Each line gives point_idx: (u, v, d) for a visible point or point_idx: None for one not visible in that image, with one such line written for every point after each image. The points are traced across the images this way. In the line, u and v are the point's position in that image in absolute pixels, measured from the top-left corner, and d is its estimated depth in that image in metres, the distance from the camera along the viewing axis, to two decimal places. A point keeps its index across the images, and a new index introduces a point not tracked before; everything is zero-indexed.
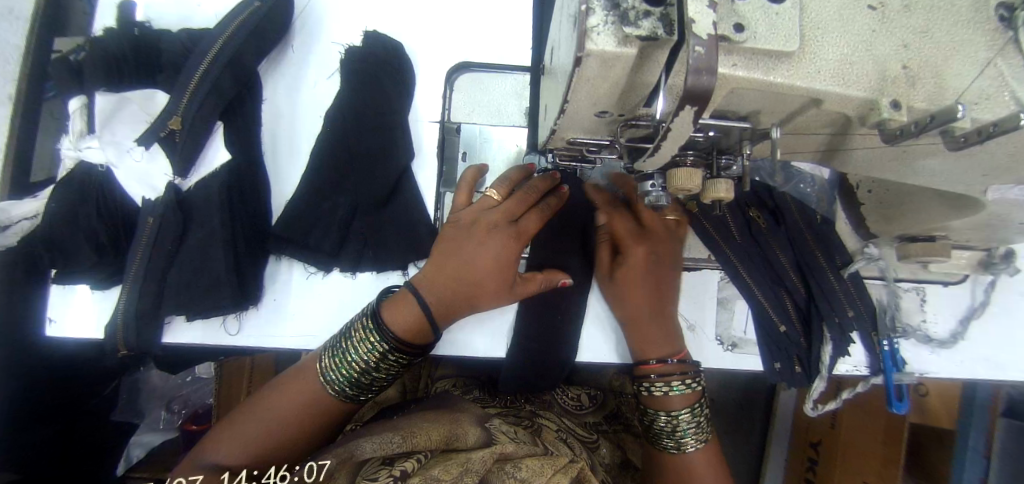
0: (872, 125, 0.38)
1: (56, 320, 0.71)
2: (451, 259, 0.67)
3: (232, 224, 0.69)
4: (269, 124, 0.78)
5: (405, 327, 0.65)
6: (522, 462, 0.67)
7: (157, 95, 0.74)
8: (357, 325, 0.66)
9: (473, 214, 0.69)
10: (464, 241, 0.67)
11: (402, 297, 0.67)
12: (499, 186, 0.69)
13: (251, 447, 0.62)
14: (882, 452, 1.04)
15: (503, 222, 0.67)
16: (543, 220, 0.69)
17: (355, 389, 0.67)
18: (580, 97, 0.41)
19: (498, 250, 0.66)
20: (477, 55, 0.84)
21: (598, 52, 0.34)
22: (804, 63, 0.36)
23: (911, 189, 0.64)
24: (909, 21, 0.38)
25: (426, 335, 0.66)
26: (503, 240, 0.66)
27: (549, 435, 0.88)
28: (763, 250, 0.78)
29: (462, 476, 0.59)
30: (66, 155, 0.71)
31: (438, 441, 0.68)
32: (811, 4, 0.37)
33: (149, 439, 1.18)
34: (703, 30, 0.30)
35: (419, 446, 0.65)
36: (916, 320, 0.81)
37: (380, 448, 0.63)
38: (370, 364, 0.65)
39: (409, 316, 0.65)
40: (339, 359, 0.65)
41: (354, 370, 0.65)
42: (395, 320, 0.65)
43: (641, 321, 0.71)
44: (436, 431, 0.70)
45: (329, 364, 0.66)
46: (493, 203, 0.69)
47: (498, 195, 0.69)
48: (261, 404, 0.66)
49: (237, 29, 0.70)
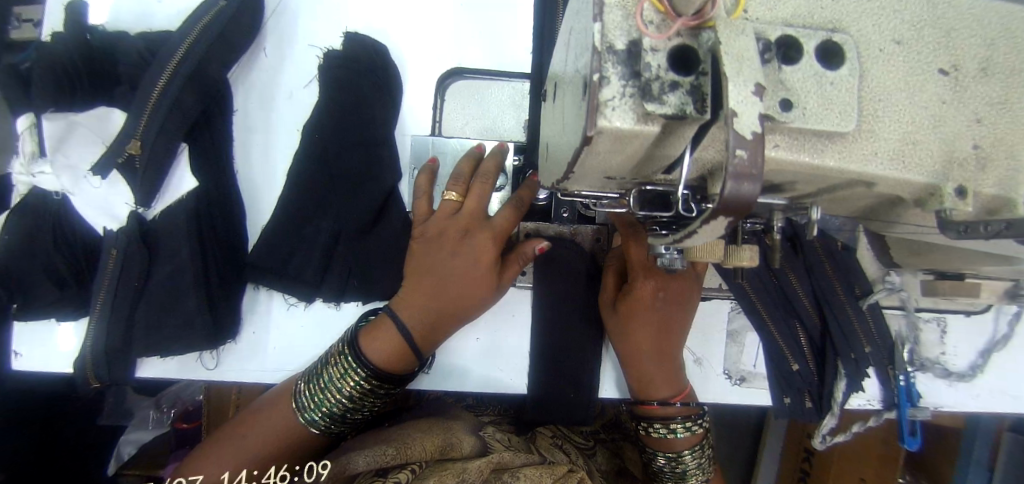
0: (930, 210, 0.33)
1: (22, 354, 0.66)
2: (427, 277, 0.63)
3: (204, 256, 0.63)
4: (242, 138, 0.71)
5: (386, 356, 0.60)
6: (521, 472, 0.62)
7: (113, 114, 0.66)
8: (334, 352, 0.61)
9: (439, 224, 0.64)
10: (438, 253, 0.63)
11: (380, 324, 0.62)
12: (456, 185, 0.66)
13: (233, 461, 0.59)
14: (883, 449, 1.02)
15: (474, 225, 0.63)
16: (518, 213, 0.63)
17: (330, 420, 0.61)
18: (589, 165, 0.35)
19: (475, 258, 0.61)
20: (472, 60, 0.75)
21: (612, 130, 0.28)
22: (860, 142, 0.30)
23: (948, 249, 0.56)
24: (985, 90, 0.31)
25: (410, 362, 0.62)
26: (479, 244, 0.62)
27: (544, 440, 0.84)
28: (780, 283, 0.73)
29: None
30: (19, 180, 0.65)
31: (432, 452, 0.64)
32: (871, 70, 0.30)
33: (139, 436, 1.04)
34: (746, 127, 0.24)
35: (414, 456, 0.62)
36: (935, 353, 0.76)
37: (375, 460, 0.60)
38: (347, 395, 0.60)
39: (388, 343, 0.61)
40: (313, 387, 0.60)
41: (331, 398, 0.60)
42: (375, 348, 0.60)
43: (639, 361, 0.67)
44: (430, 440, 0.67)
45: (303, 390, 0.61)
46: (455, 205, 0.65)
47: (458, 195, 0.66)
48: (244, 422, 0.62)
49: (201, 35, 0.63)
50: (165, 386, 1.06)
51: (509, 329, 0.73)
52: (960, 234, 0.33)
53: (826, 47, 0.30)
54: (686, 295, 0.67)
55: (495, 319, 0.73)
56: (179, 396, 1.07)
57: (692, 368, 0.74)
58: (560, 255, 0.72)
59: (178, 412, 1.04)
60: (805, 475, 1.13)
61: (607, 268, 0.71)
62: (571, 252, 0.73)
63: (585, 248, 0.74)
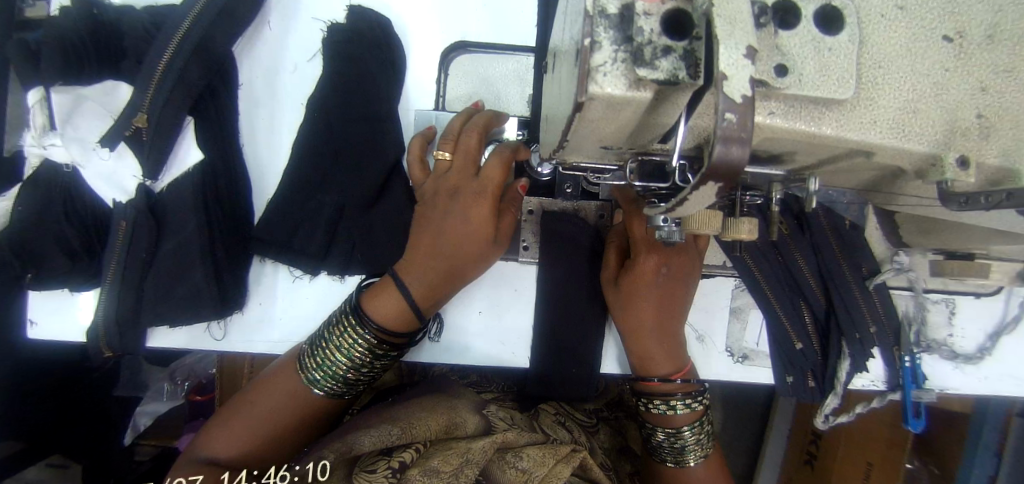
0: (932, 181, 0.32)
1: (37, 323, 0.69)
2: (423, 235, 0.63)
3: (210, 228, 0.65)
4: (247, 112, 0.71)
5: (387, 316, 0.61)
6: (524, 452, 0.64)
7: (120, 88, 0.67)
8: (337, 315, 0.63)
9: (434, 184, 0.66)
10: (432, 213, 0.64)
11: (382, 288, 0.63)
12: (445, 144, 0.65)
13: (236, 446, 0.60)
14: (891, 434, 1.01)
15: (463, 179, 0.63)
16: (505, 163, 0.62)
17: (332, 382, 0.62)
18: (582, 134, 0.35)
19: (465, 212, 0.62)
20: (476, 33, 0.75)
21: (604, 96, 0.28)
22: (859, 110, 0.29)
23: (961, 227, 0.55)
24: (991, 57, 0.31)
25: (410, 324, 0.63)
26: (466, 199, 0.62)
27: (547, 417, 0.86)
28: (784, 259, 0.72)
29: (462, 468, 0.56)
30: (31, 152, 0.66)
31: (437, 430, 0.65)
32: (872, 36, 0.30)
33: (155, 408, 1.07)
34: (735, 90, 0.23)
35: (417, 435, 0.62)
36: (943, 334, 0.75)
37: (378, 440, 0.59)
38: (347, 356, 0.61)
39: (389, 305, 0.62)
40: (317, 348, 0.62)
41: (332, 359, 0.61)
42: (376, 308, 0.61)
43: (641, 336, 0.67)
44: (435, 419, 0.67)
45: (307, 352, 0.62)
46: (447, 164, 0.65)
47: (449, 155, 0.65)
48: (243, 403, 0.63)
49: (204, 9, 0.63)
50: (179, 359, 1.09)
51: (510, 303, 0.73)
52: (961, 205, 0.33)
53: (825, 13, 0.29)
54: (686, 268, 0.67)
55: (497, 294, 0.73)
56: (192, 369, 1.11)
57: (694, 345, 0.75)
58: (558, 230, 0.72)
59: (193, 384, 1.11)
60: (812, 458, 1.14)
61: (607, 246, 0.71)
62: (571, 227, 0.72)
63: (588, 223, 0.73)
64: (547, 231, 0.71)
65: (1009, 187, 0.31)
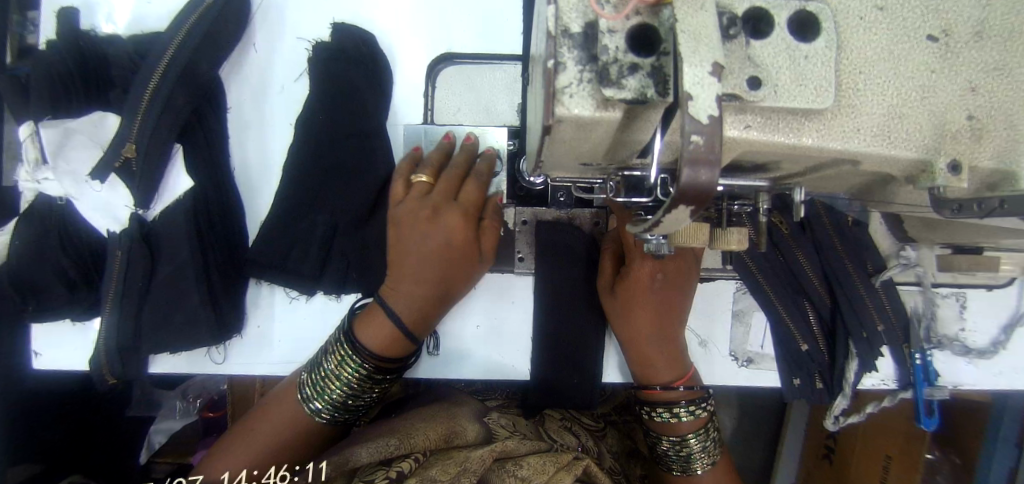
0: (923, 187, 0.31)
1: (41, 353, 0.70)
2: (406, 260, 0.62)
3: (204, 253, 0.65)
4: (237, 135, 0.71)
5: (380, 343, 0.60)
6: (524, 460, 0.63)
7: (107, 119, 0.68)
8: (333, 342, 0.62)
9: (411, 206, 0.63)
10: (411, 235, 0.62)
11: (374, 312, 0.62)
12: (425, 169, 0.65)
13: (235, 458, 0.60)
14: (909, 428, 0.96)
15: (443, 204, 0.62)
16: (482, 188, 0.65)
17: (332, 409, 0.62)
18: (558, 152, 0.34)
19: (448, 236, 0.61)
20: (462, 44, 0.74)
21: (571, 118, 0.27)
22: (841, 119, 0.28)
23: (969, 223, 0.53)
24: (980, 55, 0.29)
25: (406, 348, 0.62)
26: (450, 223, 0.61)
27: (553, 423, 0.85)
28: (786, 259, 0.70)
29: (460, 476, 0.55)
30: (25, 187, 0.67)
31: (436, 440, 0.64)
32: (851, 41, 0.29)
33: (168, 426, 1.07)
34: (701, 110, 0.22)
35: (416, 446, 0.61)
36: (954, 330, 0.73)
37: (377, 452, 0.59)
38: (346, 382, 0.61)
39: (381, 329, 0.61)
40: (317, 376, 0.61)
41: (331, 387, 0.61)
42: (370, 336, 0.61)
43: (641, 346, 0.66)
44: (433, 429, 0.66)
45: (307, 379, 0.62)
46: (426, 186, 0.64)
47: (428, 177, 0.64)
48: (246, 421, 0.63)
49: (188, 36, 0.63)
50: (189, 378, 1.09)
51: (508, 316, 0.72)
52: (954, 212, 0.31)
53: (801, 18, 0.28)
54: (684, 274, 0.66)
55: (494, 306, 0.72)
56: (204, 387, 1.10)
57: (696, 350, 0.73)
58: (552, 238, 0.70)
59: (205, 402, 1.09)
60: (829, 453, 1.13)
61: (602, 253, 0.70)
62: (561, 235, 0.71)
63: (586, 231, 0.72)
64: (542, 240, 0.70)
65: (1006, 190, 0.30)
